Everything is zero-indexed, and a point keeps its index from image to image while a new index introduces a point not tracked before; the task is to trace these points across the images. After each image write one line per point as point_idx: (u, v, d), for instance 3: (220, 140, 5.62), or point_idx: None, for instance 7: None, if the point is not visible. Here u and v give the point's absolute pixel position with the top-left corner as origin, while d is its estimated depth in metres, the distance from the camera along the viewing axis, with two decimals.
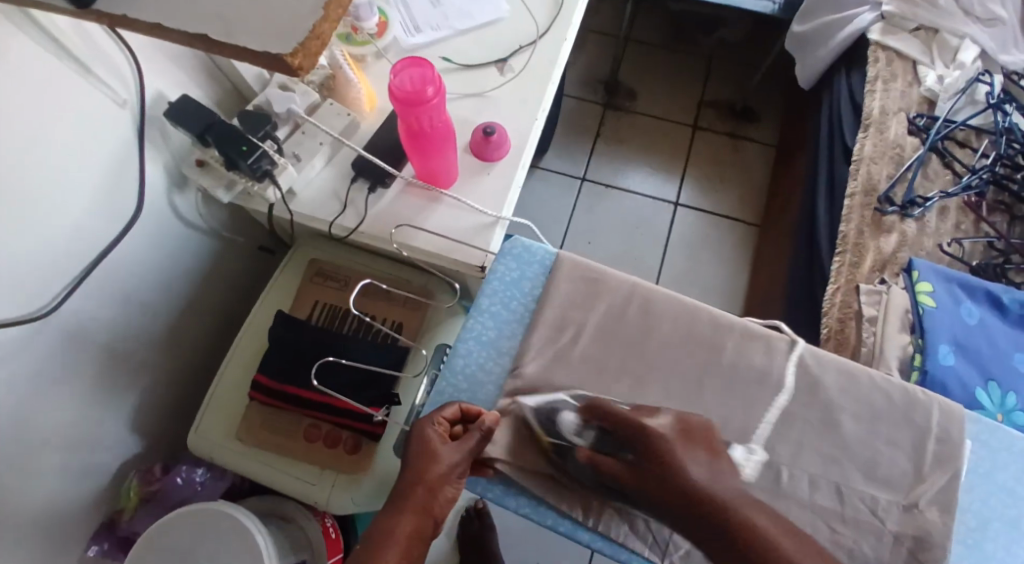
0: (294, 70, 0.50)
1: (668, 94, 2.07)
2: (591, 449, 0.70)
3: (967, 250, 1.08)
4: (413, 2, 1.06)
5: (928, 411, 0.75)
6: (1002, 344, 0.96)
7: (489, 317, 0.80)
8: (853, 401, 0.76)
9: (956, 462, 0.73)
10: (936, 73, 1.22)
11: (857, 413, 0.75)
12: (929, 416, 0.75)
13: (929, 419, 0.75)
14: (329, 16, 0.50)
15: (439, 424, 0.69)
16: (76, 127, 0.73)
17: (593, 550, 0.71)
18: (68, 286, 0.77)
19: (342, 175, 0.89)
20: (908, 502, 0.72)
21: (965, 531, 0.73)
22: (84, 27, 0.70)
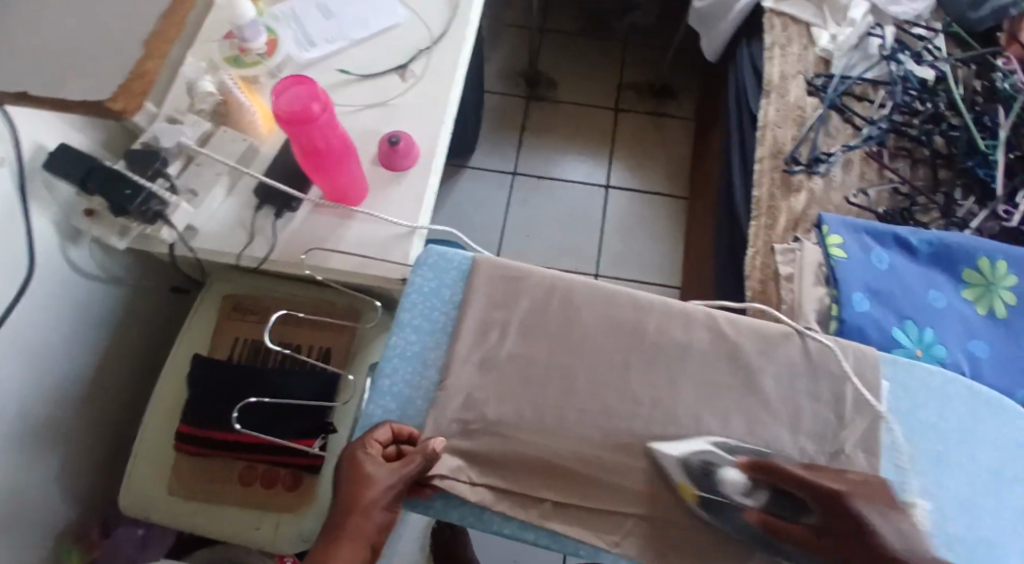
0: (117, 111, 0.68)
1: (587, 81, 2.10)
2: (763, 510, 0.68)
3: (872, 199, 1.14)
4: (304, 16, 1.02)
5: (842, 360, 0.78)
6: (913, 283, 1.02)
7: (412, 331, 0.77)
8: (771, 361, 0.77)
9: (875, 405, 0.76)
10: (829, 32, 1.29)
11: (778, 373, 0.77)
12: (845, 364, 0.77)
13: (845, 368, 0.77)
14: (144, 61, 0.69)
15: (371, 446, 0.66)
16: None
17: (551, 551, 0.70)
18: None
19: (244, 204, 0.89)
20: (835, 449, 0.74)
21: (894, 471, 0.75)
22: None
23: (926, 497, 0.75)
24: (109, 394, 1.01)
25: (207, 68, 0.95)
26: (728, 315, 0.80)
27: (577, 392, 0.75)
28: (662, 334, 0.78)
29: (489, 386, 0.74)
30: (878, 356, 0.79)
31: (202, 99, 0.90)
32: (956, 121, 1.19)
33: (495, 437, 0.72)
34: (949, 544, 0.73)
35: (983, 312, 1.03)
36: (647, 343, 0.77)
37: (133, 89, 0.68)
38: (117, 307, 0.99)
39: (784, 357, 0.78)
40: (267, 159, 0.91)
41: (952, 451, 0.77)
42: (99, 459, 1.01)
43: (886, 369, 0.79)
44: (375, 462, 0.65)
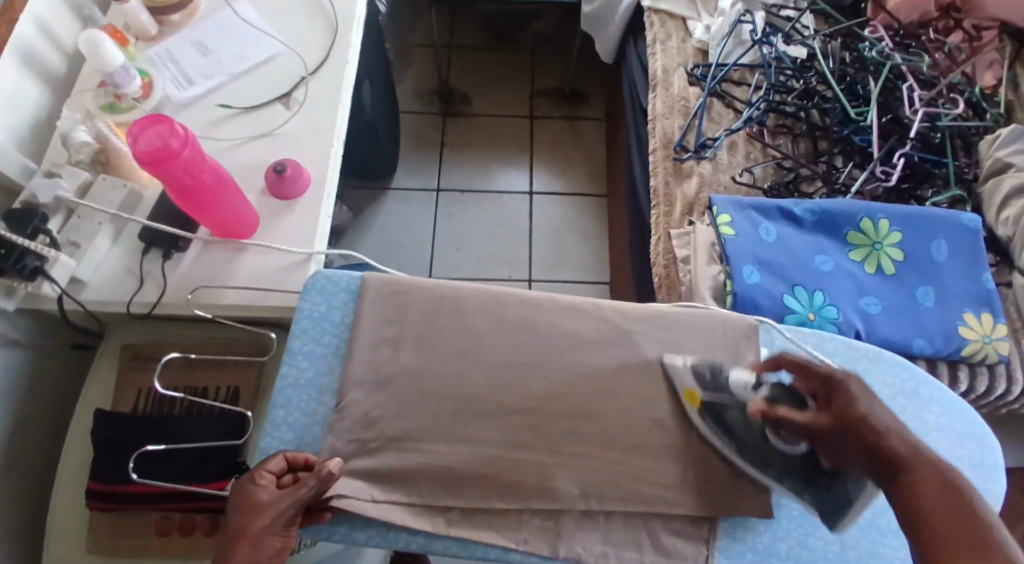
0: None
1: (500, 92, 2.14)
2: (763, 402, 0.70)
3: (758, 176, 1.20)
4: (182, 56, 1.02)
5: (723, 327, 0.80)
6: (801, 251, 1.07)
7: (303, 356, 0.77)
8: (659, 338, 0.79)
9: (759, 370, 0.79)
10: (703, 25, 1.36)
11: (665, 350, 0.79)
12: (725, 332, 0.80)
13: (725, 334, 0.80)
14: None
15: (262, 477, 0.67)
16: None
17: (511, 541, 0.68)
18: None
19: (131, 252, 0.89)
20: None
21: None
22: None
23: None
24: (18, 460, 0.98)
25: (81, 119, 0.93)
26: (617, 304, 0.81)
27: (474, 393, 0.75)
28: (548, 328, 0.79)
29: (381, 399, 0.74)
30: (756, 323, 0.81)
31: (77, 150, 0.90)
32: (828, 93, 1.26)
33: (393, 443, 0.72)
34: None
35: (871, 271, 1.08)
36: (537, 335, 0.78)
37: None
38: (18, 371, 0.97)
39: (675, 338, 0.80)
40: (151, 203, 0.91)
41: None
42: (19, 530, 0.98)
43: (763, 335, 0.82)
44: (267, 491, 0.66)
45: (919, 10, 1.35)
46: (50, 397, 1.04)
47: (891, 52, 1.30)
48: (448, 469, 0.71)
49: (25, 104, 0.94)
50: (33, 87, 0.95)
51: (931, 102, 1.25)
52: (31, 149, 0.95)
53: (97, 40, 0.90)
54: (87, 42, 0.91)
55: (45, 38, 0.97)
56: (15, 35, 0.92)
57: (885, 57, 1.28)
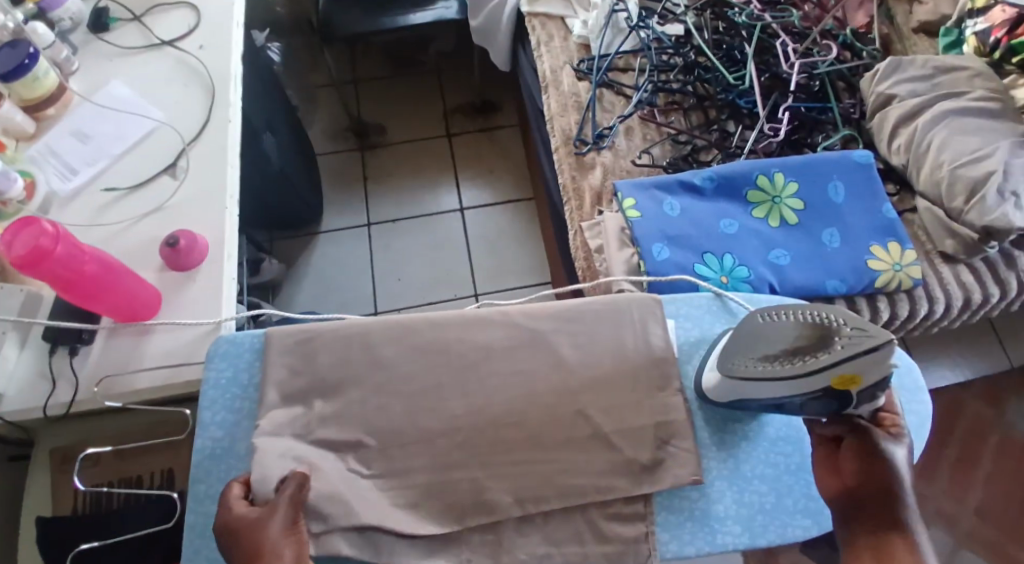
0: None
1: (414, 117, 2.15)
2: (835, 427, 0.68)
3: (657, 155, 1.23)
4: (63, 147, 1.01)
5: (628, 311, 0.82)
6: (706, 218, 1.09)
7: (217, 426, 0.76)
8: (570, 332, 0.81)
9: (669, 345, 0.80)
10: (581, 20, 1.40)
11: (575, 342, 0.80)
12: (632, 315, 0.82)
13: (633, 315, 0.82)
14: None
15: (232, 501, 0.67)
16: None
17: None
18: None
19: (40, 355, 0.88)
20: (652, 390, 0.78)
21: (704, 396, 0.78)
22: None
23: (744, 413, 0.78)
24: None
25: None
26: (527, 310, 0.83)
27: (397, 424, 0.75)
28: (461, 345, 0.80)
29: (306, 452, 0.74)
30: (658, 298, 0.84)
31: None
32: (708, 63, 1.30)
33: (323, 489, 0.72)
34: (768, 444, 0.77)
35: (776, 225, 1.11)
36: (451, 354, 0.79)
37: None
38: None
39: (580, 326, 0.81)
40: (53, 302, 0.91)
41: None
42: None
43: (669, 308, 0.84)
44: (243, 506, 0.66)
45: None
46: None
47: (761, 13, 1.33)
48: (382, 507, 0.71)
49: None
50: None
51: (807, 52, 1.29)
52: None
53: None
54: None
55: None
56: None
57: (756, 19, 1.31)
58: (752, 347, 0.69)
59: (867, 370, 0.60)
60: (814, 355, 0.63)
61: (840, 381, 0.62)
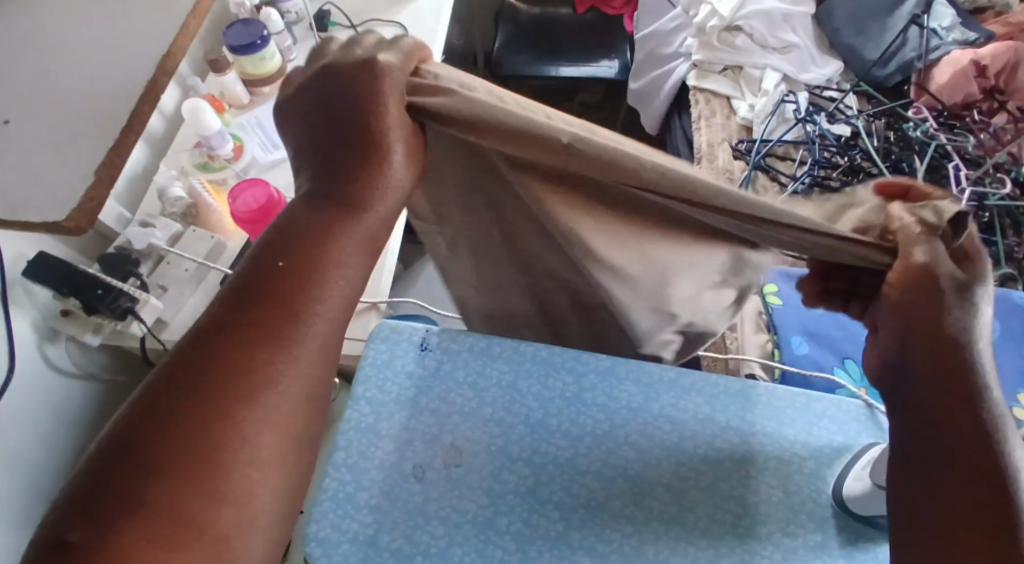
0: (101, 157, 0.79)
1: None
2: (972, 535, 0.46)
3: None
4: (270, 123, 1.13)
5: (776, 396, 0.80)
6: (851, 324, 1.06)
7: (366, 403, 0.79)
8: (720, 406, 0.79)
9: (817, 441, 0.78)
10: (747, 103, 1.42)
11: (720, 410, 0.79)
12: (778, 404, 0.80)
13: (780, 401, 0.80)
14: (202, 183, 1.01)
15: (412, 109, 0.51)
16: None
17: None
18: None
19: (211, 298, 0.96)
20: (790, 484, 0.75)
21: (842, 516, 0.73)
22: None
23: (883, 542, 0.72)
24: None
25: (177, 175, 1.03)
26: (673, 368, 0.82)
27: (528, 445, 0.76)
28: (595, 388, 0.80)
29: (438, 448, 0.76)
30: (806, 393, 0.81)
31: (172, 204, 0.99)
32: (874, 171, 1.29)
33: (444, 482, 0.74)
34: None
35: None
36: (586, 395, 0.80)
37: (86, 207, 0.73)
38: (90, 401, 1.04)
39: (738, 392, 0.80)
40: (234, 253, 0.99)
41: None
42: None
43: (828, 409, 0.80)
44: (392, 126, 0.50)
45: (963, 93, 1.35)
46: None
47: (936, 131, 1.32)
48: (499, 520, 0.71)
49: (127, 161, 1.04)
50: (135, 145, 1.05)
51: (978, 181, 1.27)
52: (127, 199, 1.04)
53: (200, 109, 1.00)
54: (189, 109, 1.01)
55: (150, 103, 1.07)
56: (196, 106, 1.01)
57: (930, 137, 1.31)
58: None
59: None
60: None
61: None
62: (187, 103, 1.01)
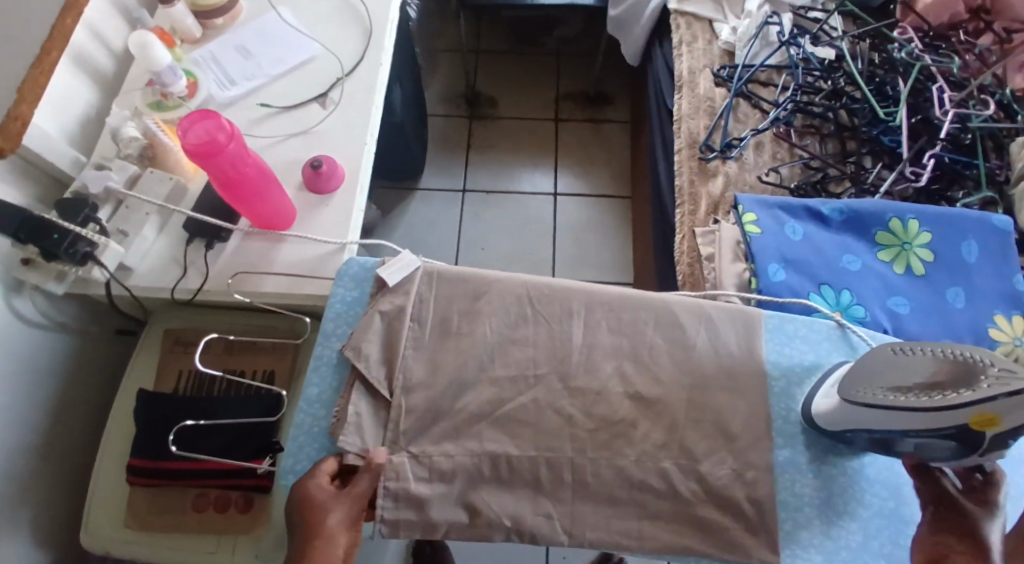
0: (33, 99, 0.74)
1: (523, 94, 2.06)
2: None
3: (786, 175, 1.19)
4: (223, 57, 1.08)
5: (727, 318, 0.82)
6: (831, 249, 1.04)
7: (334, 337, 0.82)
8: (673, 339, 0.80)
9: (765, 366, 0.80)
10: (730, 26, 1.37)
11: (673, 338, 0.80)
12: (727, 326, 0.81)
13: (727, 318, 0.82)
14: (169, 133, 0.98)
15: None
16: None
17: (541, 528, 0.73)
18: None
19: (175, 240, 0.94)
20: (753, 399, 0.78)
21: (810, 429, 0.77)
22: None
23: (840, 446, 0.77)
24: (52, 443, 1.01)
25: (130, 115, 0.98)
26: (655, 297, 0.83)
27: (495, 390, 0.78)
28: (564, 335, 0.81)
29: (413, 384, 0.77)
30: (759, 315, 0.83)
31: (126, 145, 0.95)
32: (857, 94, 1.24)
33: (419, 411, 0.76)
34: (854, 481, 0.76)
35: (901, 271, 1.04)
36: (555, 344, 0.80)
37: (10, 129, 0.74)
38: (61, 353, 1.02)
39: (704, 312, 0.82)
40: (195, 195, 0.97)
41: (906, 504, 0.75)
42: (55, 508, 1.03)
43: (775, 327, 0.82)
44: None
45: (949, 11, 1.31)
46: (82, 387, 1.07)
47: (922, 53, 1.26)
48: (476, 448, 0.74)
49: (76, 104, 0.99)
50: (81, 85, 1.00)
51: (961, 103, 1.21)
52: (80, 142, 0.99)
53: (146, 42, 0.95)
54: (135, 43, 0.96)
55: (94, 38, 1.02)
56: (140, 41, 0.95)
57: (915, 58, 1.25)
58: (879, 376, 0.70)
59: (1010, 413, 0.60)
60: (954, 391, 0.64)
61: (979, 421, 0.61)
62: (132, 35, 0.95)
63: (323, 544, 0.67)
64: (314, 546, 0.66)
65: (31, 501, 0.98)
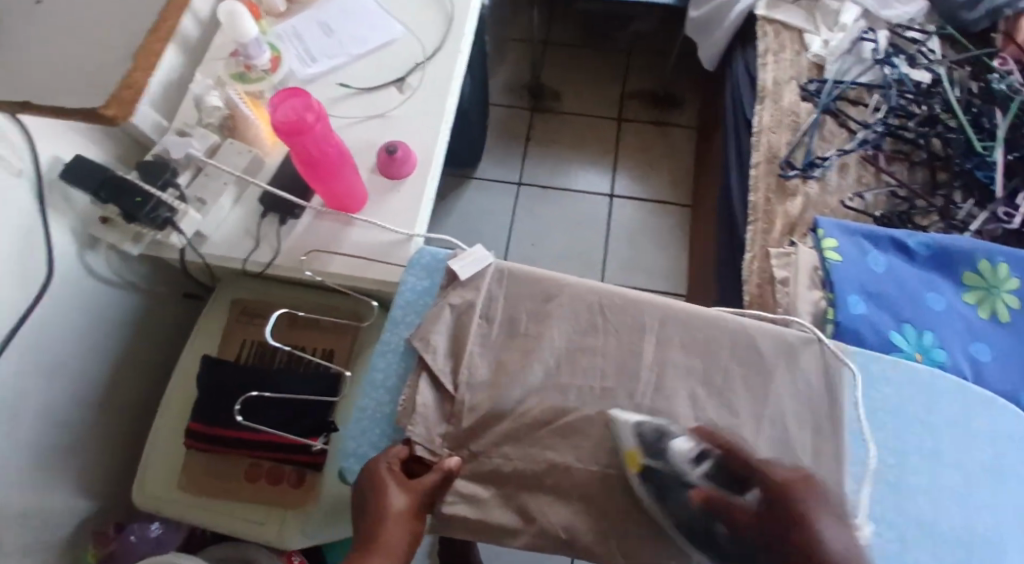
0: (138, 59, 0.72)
1: (589, 90, 2.03)
2: None
3: (870, 202, 1.14)
4: (306, 33, 1.08)
5: (808, 349, 0.80)
6: (913, 284, 1.00)
7: (403, 325, 0.82)
8: (751, 365, 0.79)
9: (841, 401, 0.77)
10: (822, 39, 1.32)
11: (750, 364, 0.79)
12: (806, 357, 0.80)
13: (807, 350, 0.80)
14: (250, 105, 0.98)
15: None
16: None
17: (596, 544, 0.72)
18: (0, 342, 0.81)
19: (250, 213, 0.94)
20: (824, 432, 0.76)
21: (884, 469, 0.75)
22: None
23: (914, 491, 0.75)
24: (113, 400, 1.04)
25: (213, 85, 0.99)
26: (733, 321, 0.81)
27: (559, 398, 0.76)
28: (635, 348, 0.79)
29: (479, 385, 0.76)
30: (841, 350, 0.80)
31: (209, 114, 0.96)
32: (952, 122, 1.18)
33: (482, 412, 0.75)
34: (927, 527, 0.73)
35: (984, 316, 0.99)
36: (625, 356, 0.78)
37: (123, 97, 0.67)
38: (129, 313, 1.04)
39: (785, 343, 0.80)
40: (272, 169, 0.97)
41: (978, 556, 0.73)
42: (109, 462, 1.05)
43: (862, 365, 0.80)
44: None
45: None
46: (145, 348, 1.09)
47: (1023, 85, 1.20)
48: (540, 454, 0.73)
49: (163, 69, 1.00)
50: (170, 51, 1.01)
51: None
52: (163, 107, 1.01)
53: (236, 13, 0.94)
54: (225, 12, 0.95)
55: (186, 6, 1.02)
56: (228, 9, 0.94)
57: (1017, 90, 1.19)
58: None
59: None
60: None
61: None
62: (223, 5, 0.94)
63: (390, 525, 0.66)
64: (381, 526, 0.66)
65: (88, 455, 1.01)
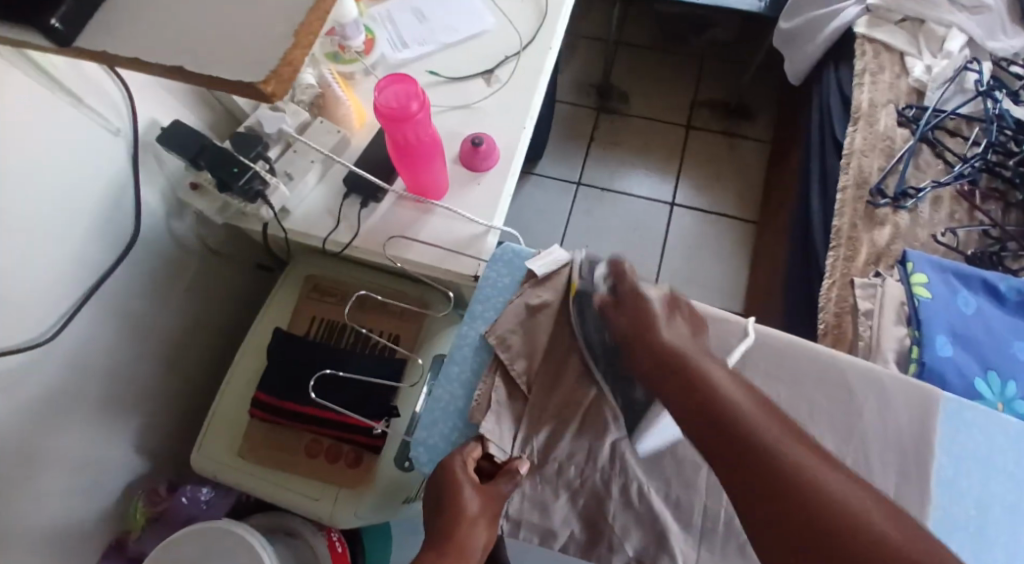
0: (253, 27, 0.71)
1: (660, 95, 1.99)
2: None
3: (961, 240, 1.09)
4: (399, 17, 1.07)
5: (900, 388, 0.76)
6: (1004, 332, 0.95)
7: (481, 321, 0.81)
8: (836, 399, 0.76)
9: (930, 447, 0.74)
10: (923, 63, 1.26)
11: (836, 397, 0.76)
12: (898, 397, 0.76)
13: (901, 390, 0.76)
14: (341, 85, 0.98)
15: None
16: (79, 176, 0.78)
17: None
18: (84, 295, 0.82)
19: (333, 191, 0.94)
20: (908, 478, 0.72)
21: (967, 518, 0.71)
22: (92, 74, 0.77)
23: (998, 550, 0.71)
24: (177, 362, 1.05)
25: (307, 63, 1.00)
26: (823, 352, 0.78)
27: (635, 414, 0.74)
28: None
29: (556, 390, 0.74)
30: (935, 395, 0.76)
31: (302, 92, 0.96)
32: None
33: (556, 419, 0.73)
34: None
35: None
36: None
37: None
38: (202, 279, 1.05)
39: (877, 381, 0.76)
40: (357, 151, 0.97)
41: None
42: (168, 422, 1.07)
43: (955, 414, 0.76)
44: None
45: None
46: (213, 314, 1.10)
47: None
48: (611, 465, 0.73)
49: None
50: None
51: None
52: None
53: None
54: None
55: None
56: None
57: None
58: None
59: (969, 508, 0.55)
60: None
61: None
62: None
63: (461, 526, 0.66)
64: (453, 522, 0.65)
65: (150, 414, 1.02)
